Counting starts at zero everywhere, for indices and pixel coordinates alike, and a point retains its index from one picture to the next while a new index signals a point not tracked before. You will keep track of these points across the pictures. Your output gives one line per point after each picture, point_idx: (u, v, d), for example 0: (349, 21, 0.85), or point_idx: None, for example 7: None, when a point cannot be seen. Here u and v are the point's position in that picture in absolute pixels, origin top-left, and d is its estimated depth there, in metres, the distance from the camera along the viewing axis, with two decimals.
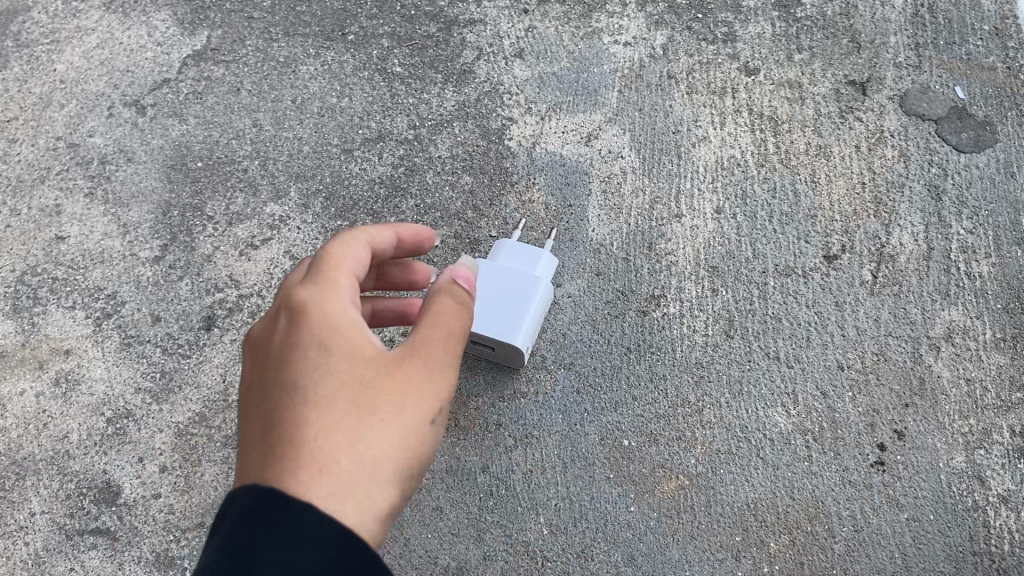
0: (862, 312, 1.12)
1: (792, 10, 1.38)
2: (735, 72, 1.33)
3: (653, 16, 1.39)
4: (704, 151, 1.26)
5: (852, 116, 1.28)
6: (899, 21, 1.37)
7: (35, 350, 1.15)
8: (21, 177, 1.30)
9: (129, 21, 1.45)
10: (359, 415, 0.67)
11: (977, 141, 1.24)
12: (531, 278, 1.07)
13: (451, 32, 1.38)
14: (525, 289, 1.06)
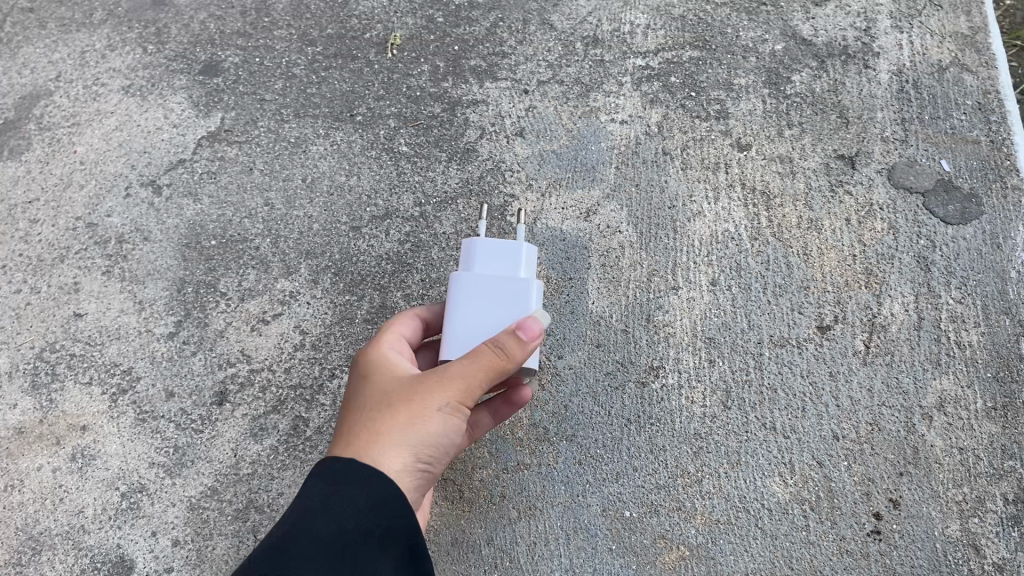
0: (856, 382, 1.14)
1: (782, 87, 1.44)
2: (728, 148, 1.38)
3: (647, 94, 1.45)
4: (700, 225, 1.30)
5: (841, 190, 1.32)
6: (885, 97, 1.42)
7: (52, 426, 1.18)
8: (41, 256, 1.35)
9: (147, 104, 1.52)
10: (400, 407, 0.87)
11: (963, 213, 1.29)
12: (518, 290, 0.91)
13: (455, 112, 1.44)
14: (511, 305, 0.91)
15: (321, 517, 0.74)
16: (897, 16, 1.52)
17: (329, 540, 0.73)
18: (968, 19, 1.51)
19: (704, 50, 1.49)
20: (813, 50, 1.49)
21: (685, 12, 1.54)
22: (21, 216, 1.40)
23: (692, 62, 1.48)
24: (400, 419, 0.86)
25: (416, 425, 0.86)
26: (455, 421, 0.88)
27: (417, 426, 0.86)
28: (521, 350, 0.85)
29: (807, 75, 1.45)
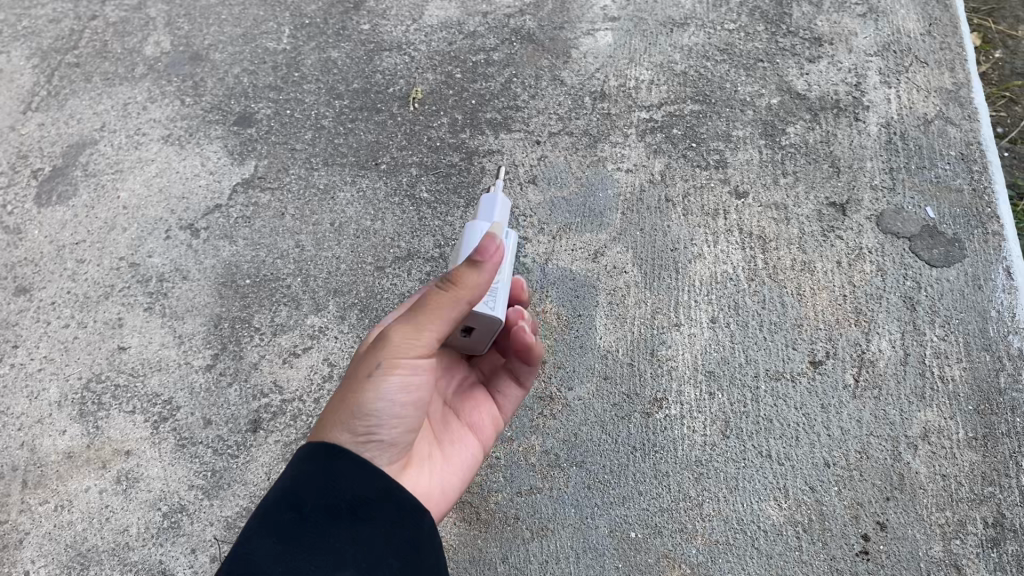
0: (846, 413, 1.23)
1: (778, 138, 1.55)
2: (726, 195, 1.48)
3: (651, 145, 1.55)
4: (700, 267, 1.40)
5: (833, 235, 1.42)
6: (874, 147, 1.52)
7: (99, 451, 1.27)
8: (88, 294, 1.45)
9: (185, 152, 1.63)
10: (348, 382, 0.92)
11: (947, 256, 1.38)
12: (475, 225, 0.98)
13: (472, 161, 1.55)
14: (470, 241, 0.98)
15: (279, 507, 0.78)
16: (885, 72, 1.63)
17: (289, 524, 0.77)
18: (952, 75, 1.61)
19: (705, 104, 1.61)
20: (806, 103, 1.59)
21: (687, 69, 1.67)
22: (68, 256, 1.51)
23: (693, 115, 1.59)
24: (345, 392, 0.91)
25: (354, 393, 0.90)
26: (394, 377, 0.91)
27: (357, 393, 0.90)
28: (479, 275, 0.86)
29: (800, 127, 1.56)
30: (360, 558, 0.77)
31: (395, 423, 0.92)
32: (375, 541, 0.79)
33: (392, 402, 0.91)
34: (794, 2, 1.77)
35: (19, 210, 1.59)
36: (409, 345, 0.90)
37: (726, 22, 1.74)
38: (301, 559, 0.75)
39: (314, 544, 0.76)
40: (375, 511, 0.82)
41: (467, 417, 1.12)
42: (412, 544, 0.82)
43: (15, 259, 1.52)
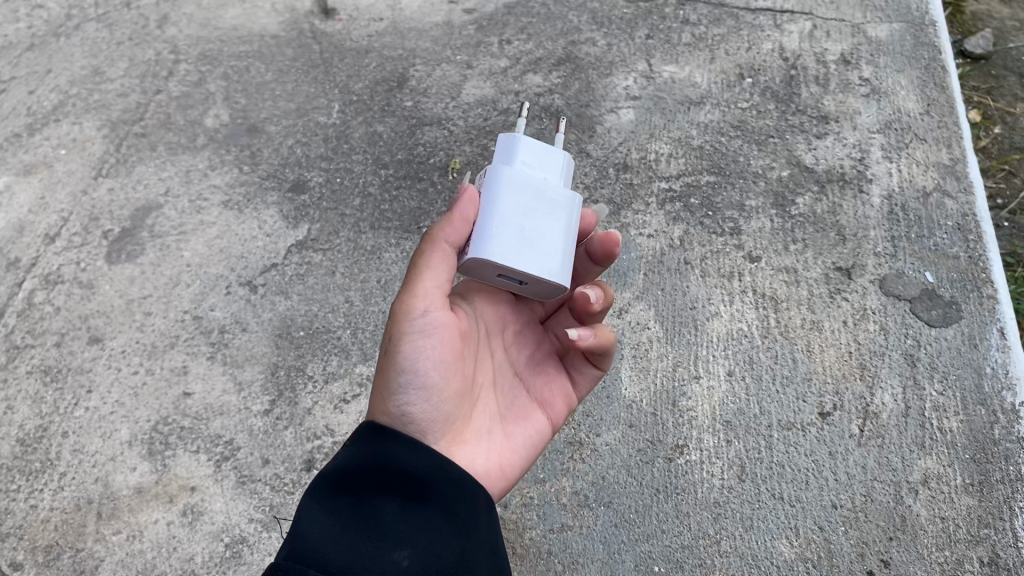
0: (852, 460, 1.34)
1: (788, 208, 1.68)
2: (741, 259, 1.61)
3: (671, 213, 1.69)
4: (717, 324, 1.52)
5: (840, 296, 1.54)
6: (877, 217, 1.65)
7: (167, 486, 1.40)
8: (155, 343, 1.59)
9: (244, 216, 1.78)
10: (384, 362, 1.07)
11: (945, 317, 1.49)
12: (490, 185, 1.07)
13: None
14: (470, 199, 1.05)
15: (338, 489, 0.89)
16: (887, 147, 1.77)
17: (348, 506, 0.88)
18: (949, 151, 1.75)
19: (720, 176, 1.75)
20: (814, 176, 1.73)
21: (703, 143, 1.82)
22: (137, 309, 1.65)
23: (710, 186, 1.74)
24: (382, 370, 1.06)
25: (384, 368, 1.04)
26: (414, 342, 1.03)
27: (387, 366, 1.04)
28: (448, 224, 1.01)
29: (809, 199, 1.70)
30: (414, 534, 0.88)
31: (424, 389, 1.02)
32: (425, 519, 0.90)
33: (419, 369, 1.02)
34: (802, 84, 1.92)
35: (91, 266, 1.74)
36: (417, 308, 1.03)
37: (740, 101, 1.90)
38: (357, 536, 0.86)
39: (370, 520, 0.87)
40: (425, 489, 0.92)
41: (537, 392, 1.19)
42: (463, 522, 0.92)
43: (88, 311, 1.66)
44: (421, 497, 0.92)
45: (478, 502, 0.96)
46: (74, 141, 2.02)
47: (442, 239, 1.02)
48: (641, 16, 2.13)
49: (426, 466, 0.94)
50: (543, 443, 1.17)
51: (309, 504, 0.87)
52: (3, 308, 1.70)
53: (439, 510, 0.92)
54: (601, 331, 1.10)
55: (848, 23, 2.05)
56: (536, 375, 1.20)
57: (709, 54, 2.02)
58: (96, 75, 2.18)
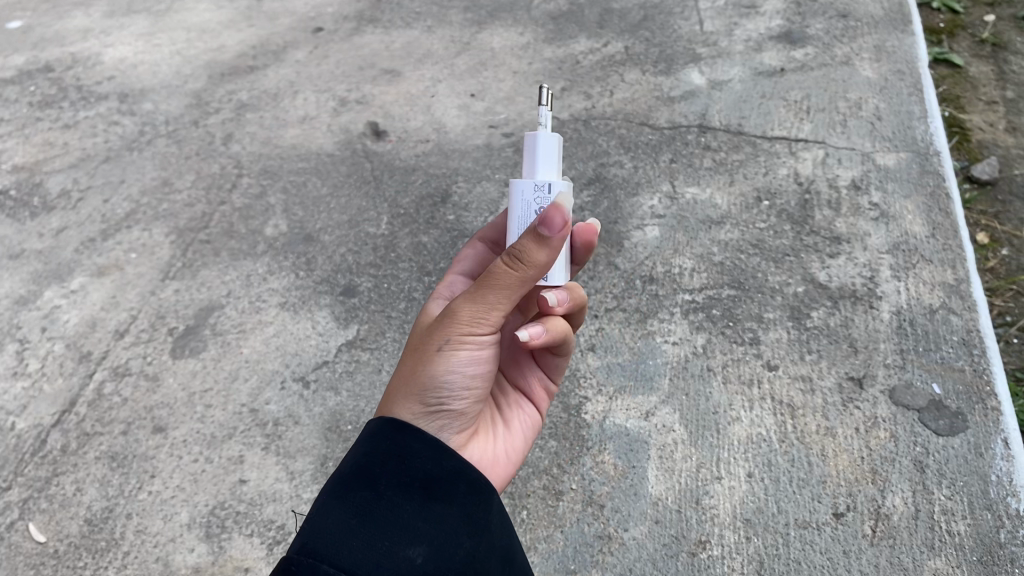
0: (864, 558, 1.43)
1: (803, 320, 1.81)
2: (759, 367, 1.73)
3: (694, 323, 1.83)
4: (737, 428, 1.63)
5: (852, 404, 1.65)
6: (886, 331, 1.77)
7: (222, 567, 1.51)
8: (214, 433, 1.72)
9: (299, 316, 1.94)
10: (414, 359, 1.08)
11: (951, 426, 1.59)
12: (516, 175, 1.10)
13: None
14: (520, 204, 1.07)
15: (352, 487, 0.91)
16: (895, 267, 1.91)
17: (361, 503, 0.89)
18: (954, 271, 1.88)
19: (739, 289, 1.89)
20: (827, 292, 1.87)
21: (724, 259, 1.96)
22: (197, 401, 1.79)
23: (730, 298, 1.87)
24: (416, 371, 1.06)
25: (422, 374, 1.06)
26: (462, 355, 1.06)
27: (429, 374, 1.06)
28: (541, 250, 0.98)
29: (823, 312, 1.83)
30: (430, 533, 0.90)
31: (461, 392, 1.09)
32: (441, 519, 0.92)
33: (456, 376, 1.07)
34: (816, 207, 2.08)
35: (157, 360, 1.89)
36: (478, 326, 1.05)
37: (757, 221, 2.06)
38: (372, 531, 0.87)
39: (382, 517, 0.89)
40: (443, 488, 0.94)
41: (514, 381, 1.36)
42: (477, 522, 0.95)
43: (153, 402, 1.80)
44: (438, 494, 0.93)
45: (492, 505, 0.99)
46: (143, 246, 2.21)
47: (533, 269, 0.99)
48: (665, 143, 2.33)
49: (447, 463, 0.96)
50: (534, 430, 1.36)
51: (323, 507, 0.89)
52: (75, 397, 1.84)
53: (455, 509, 0.94)
54: (550, 323, 1.15)
55: (858, 152, 2.22)
56: (513, 368, 1.36)
57: (729, 177, 2.19)
58: (165, 186, 2.39)
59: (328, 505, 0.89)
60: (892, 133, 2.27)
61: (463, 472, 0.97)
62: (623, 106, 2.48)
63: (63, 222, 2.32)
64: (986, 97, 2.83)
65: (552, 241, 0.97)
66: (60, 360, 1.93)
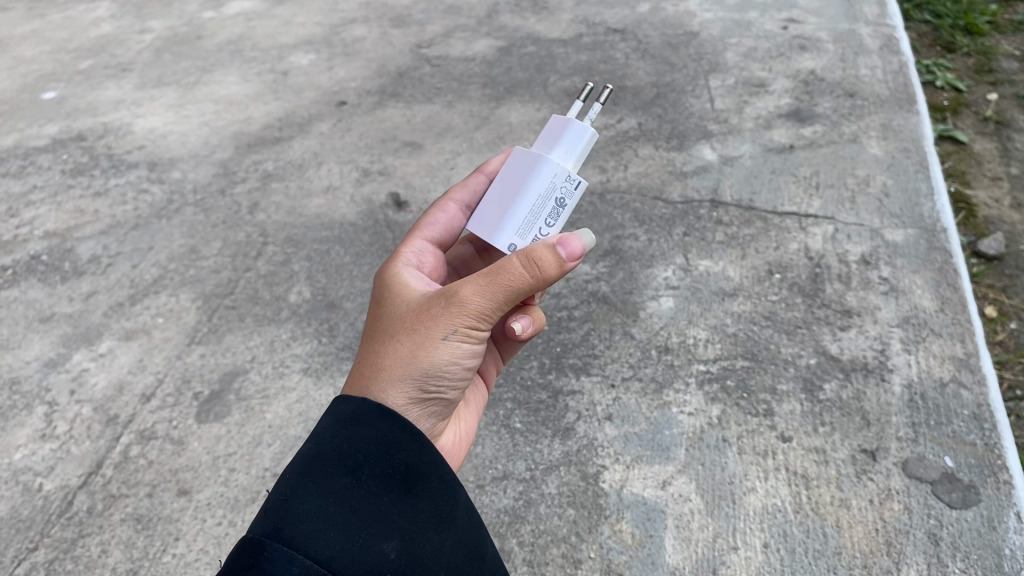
0: None
1: (816, 393, 1.85)
2: (774, 438, 1.76)
3: (709, 394, 1.87)
4: (753, 498, 1.66)
5: (866, 476, 1.68)
6: (898, 404, 1.81)
7: None
8: (238, 497, 1.75)
9: (322, 382, 1.98)
10: (412, 342, 1.13)
11: (964, 498, 1.61)
12: (539, 152, 1.20)
13: (558, 398, 1.90)
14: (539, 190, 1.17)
15: (332, 472, 0.92)
16: (906, 341, 1.95)
17: (342, 491, 0.91)
18: (963, 345, 1.92)
19: (753, 361, 1.93)
20: (840, 364, 1.91)
21: (737, 331, 2.01)
22: (222, 465, 1.82)
23: (744, 369, 1.92)
24: (417, 358, 1.12)
25: (423, 356, 1.12)
26: (460, 346, 1.14)
27: (430, 362, 1.13)
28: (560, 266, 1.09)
29: (835, 385, 1.86)
30: (404, 527, 0.93)
31: (450, 376, 1.17)
32: (414, 514, 0.95)
33: (451, 361, 1.15)
34: (826, 280, 2.13)
35: (182, 424, 1.93)
36: (485, 322, 1.13)
37: (769, 294, 2.11)
38: (350, 521, 0.89)
39: (360, 506, 0.90)
40: (419, 481, 0.97)
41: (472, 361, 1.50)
42: (445, 516, 0.99)
43: (178, 466, 1.84)
44: (414, 487, 0.96)
45: (459, 500, 1.02)
46: (170, 311, 2.27)
47: (549, 280, 1.10)
48: (679, 216, 2.40)
49: (426, 459, 0.99)
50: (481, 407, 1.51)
51: (302, 490, 0.90)
52: (102, 459, 1.88)
53: (428, 503, 0.97)
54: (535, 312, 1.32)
55: (867, 227, 2.28)
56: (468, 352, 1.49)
57: (741, 251, 2.25)
58: (193, 253, 2.46)
59: (307, 489, 0.90)
60: (900, 210, 2.33)
61: (438, 466, 1.00)
62: (637, 180, 2.55)
63: (93, 287, 2.39)
64: (991, 173, 2.91)
65: (571, 262, 1.09)
66: (88, 422, 1.97)
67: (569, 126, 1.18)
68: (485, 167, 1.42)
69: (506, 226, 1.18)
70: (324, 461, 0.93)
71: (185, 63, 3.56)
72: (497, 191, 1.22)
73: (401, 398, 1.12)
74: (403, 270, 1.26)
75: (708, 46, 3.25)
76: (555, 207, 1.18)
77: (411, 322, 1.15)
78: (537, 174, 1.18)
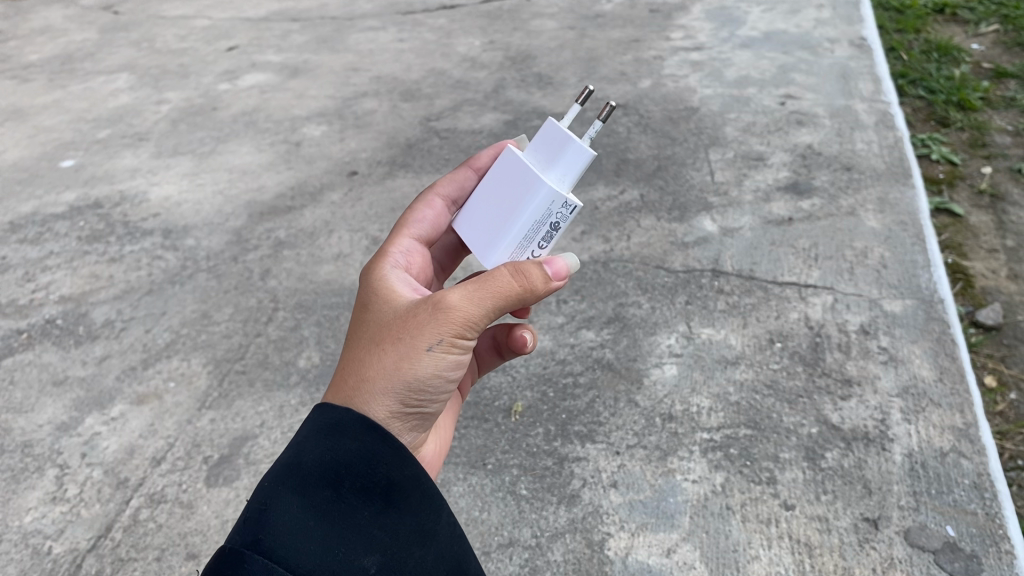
0: None
1: (818, 461, 1.87)
2: (777, 506, 1.78)
3: (712, 461, 1.89)
4: (757, 566, 1.67)
5: (868, 544, 1.70)
6: (899, 472, 1.83)
7: None
8: None
9: None
10: (397, 354, 1.17)
11: (966, 568, 1.63)
12: (535, 171, 1.25)
13: (563, 465, 1.93)
14: (528, 210, 1.25)
15: (314, 484, 0.97)
16: (905, 411, 1.98)
17: (322, 502, 0.96)
18: (962, 415, 1.95)
19: (756, 429, 1.96)
20: (841, 433, 1.94)
21: (739, 399, 2.05)
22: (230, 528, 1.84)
23: (747, 438, 1.94)
24: (402, 369, 1.16)
25: (410, 367, 1.17)
26: (443, 358, 1.19)
27: (413, 374, 1.17)
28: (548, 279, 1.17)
29: (837, 453, 1.89)
30: (382, 540, 0.98)
31: (435, 388, 1.22)
32: (392, 527, 1.00)
33: (438, 374, 1.20)
34: (826, 350, 2.17)
35: (192, 487, 1.96)
36: (470, 335, 1.19)
37: (771, 363, 2.15)
38: (329, 533, 0.94)
39: (339, 518, 0.96)
40: (399, 496, 1.02)
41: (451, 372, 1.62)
42: (424, 529, 1.04)
43: (187, 529, 1.86)
44: (393, 502, 1.01)
45: (439, 512, 1.08)
46: (181, 375, 2.31)
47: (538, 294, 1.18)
48: (681, 285, 2.45)
49: (407, 474, 1.04)
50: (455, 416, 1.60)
51: (284, 500, 0.95)
52: (111, 523, 1.90)
53: (407, 516, 1.02)
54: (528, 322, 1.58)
55: (866, 298, 2.33)
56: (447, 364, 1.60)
57: (742, 319, 2.30)
58: (205, 318, 2.51)
59: (289, 499, 0.95)
60: (898, 281, 2.38)
61: (419, 481, 1.05)
62: (640, 249, 2.61)
63: (106, 351, 2.43)
64: (987, 245, 2.97)
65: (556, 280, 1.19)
66: (99, 485, 2.00)
67: (566, 150, 1.23)
68: (474, 160, 1.41)
69: (503, 245, 1.27)
70: (307, 471, 0.98)
71: (200, 133, 3.67)
72: (493, 201, 1.30)
73: (386, 405, 1.16)
74: (390, 276, 1.29)
75: (708, 120, 3.35)
76: (548, 231, 1.25)
77: (397, 333, 1.18)
78: (530, 197, 1.24)
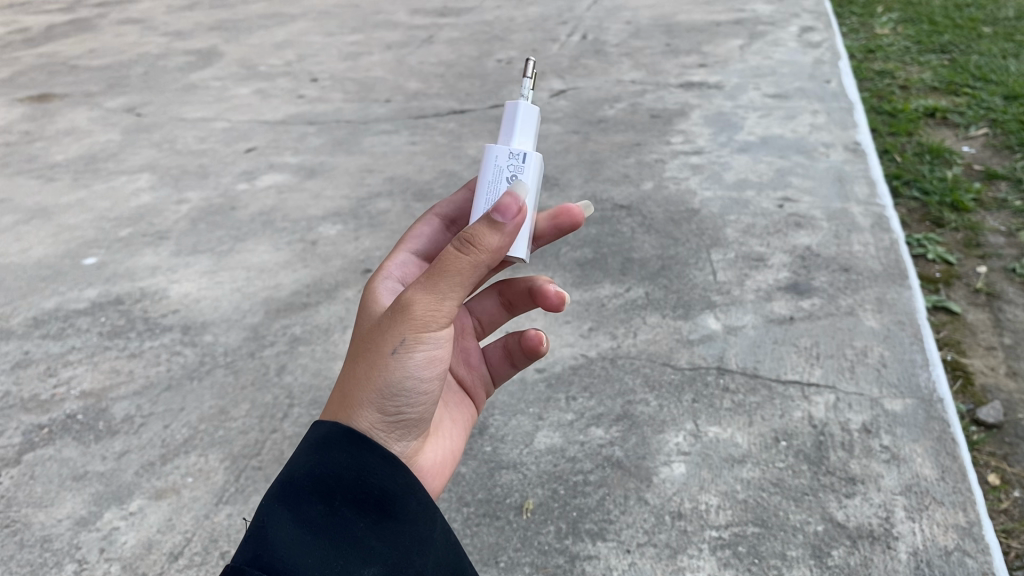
0: None
1: (825, 559, 1.92)
2: None
3: (721, 560, 1.94)
4: None
5: None
6: (904, 571, 1.88)
7: None
8: None
9: None
10: (368, 363, 1.32)
11: None
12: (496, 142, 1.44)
13: (575, 563, 1.96)
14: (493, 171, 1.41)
15: (311, 497, 1.16)
16: (909, 509, 2.03)
17: (318, 509, 1.15)
18: (965, 513, 1.99)
19: (763, 527, 2.01)
20: (846, 531, 1.98)
21: (747, 496, 2.09)
22: None
23: (754, 536, 1.99)
24: (373, 376, 1.32)
25: (384, 369, 1.31)
26: (411, 355, 1.32)
27: (383, 377, 1.31)
28: (492, 241, 1.22)
29: (843, 551, 1.93)
30: (376, 541, 1.17)
31: (418, 381, 1.36)
32: (384, 530, 1.18)
33: (416, 366, 1.34)
34: (830, 448, 2.23)
35: None
36: (430, 327, 1.30)
37: (776, 461, 2.20)
38: (326, 534, 1.13)
39: (333, 522, 1.15)
40: (390, 506, 1.21)
41: (465, 384, 1.78)
42: (417, 535, 1.22)
43: None
44: (382, 510, 1.20)
45: (430, 520, 1.26)
46: (199, 470, 2.36)
47: (486, 261, 1.24)
48: (687, 383, 2.52)
49: (395, 484, 1.23)
50: (471, 420, 1.77)
51: (283, 508, 1.13)
52: None
53: (399, 523, 1.21)
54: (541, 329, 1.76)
55: (866, 396, 2.40)
56: (464, 375, 1.78)
57: (748, 418, 2.36)
58: (222, 413, 2.58)
59: (287, 508, 1.14)
60: (898, 380, 2.45)
61: (410, 492, 1.24)
62: (646, 346, 2.69)
63: (126, 446, 2.49)
64: (985, 342, 3.05)
65: (505, 227, 1.22)
66: None
67: (511, 109, 1.41)
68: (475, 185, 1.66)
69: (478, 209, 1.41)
70: (302, 483, 1.17)
71: (219, 232, 3.80)
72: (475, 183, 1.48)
73: (368, 411, 1.32)
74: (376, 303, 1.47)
75: (709, 222, 3.48)
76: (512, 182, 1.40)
77: (372, 343, 1.33)
78: (491, 160, 1.41)
